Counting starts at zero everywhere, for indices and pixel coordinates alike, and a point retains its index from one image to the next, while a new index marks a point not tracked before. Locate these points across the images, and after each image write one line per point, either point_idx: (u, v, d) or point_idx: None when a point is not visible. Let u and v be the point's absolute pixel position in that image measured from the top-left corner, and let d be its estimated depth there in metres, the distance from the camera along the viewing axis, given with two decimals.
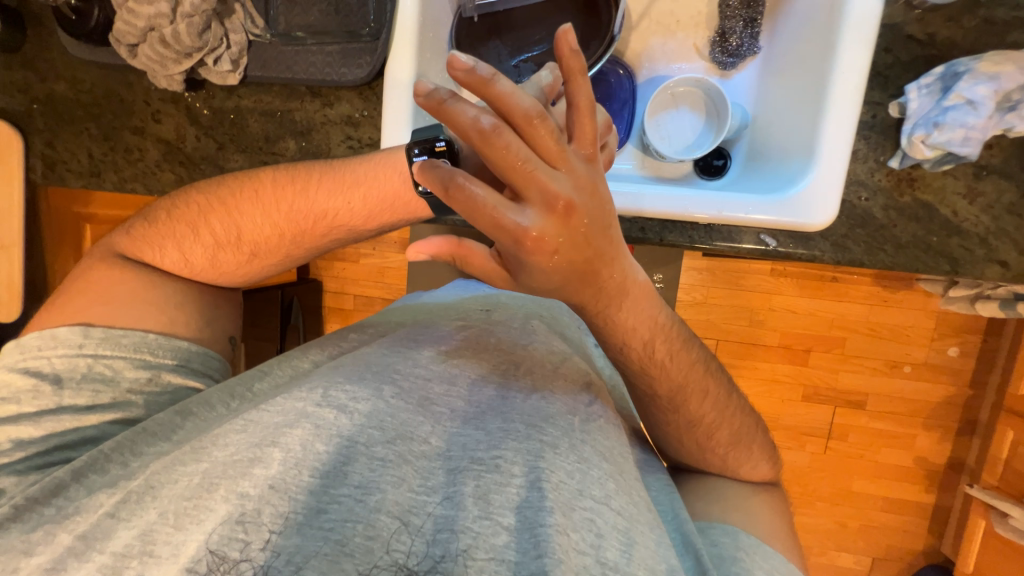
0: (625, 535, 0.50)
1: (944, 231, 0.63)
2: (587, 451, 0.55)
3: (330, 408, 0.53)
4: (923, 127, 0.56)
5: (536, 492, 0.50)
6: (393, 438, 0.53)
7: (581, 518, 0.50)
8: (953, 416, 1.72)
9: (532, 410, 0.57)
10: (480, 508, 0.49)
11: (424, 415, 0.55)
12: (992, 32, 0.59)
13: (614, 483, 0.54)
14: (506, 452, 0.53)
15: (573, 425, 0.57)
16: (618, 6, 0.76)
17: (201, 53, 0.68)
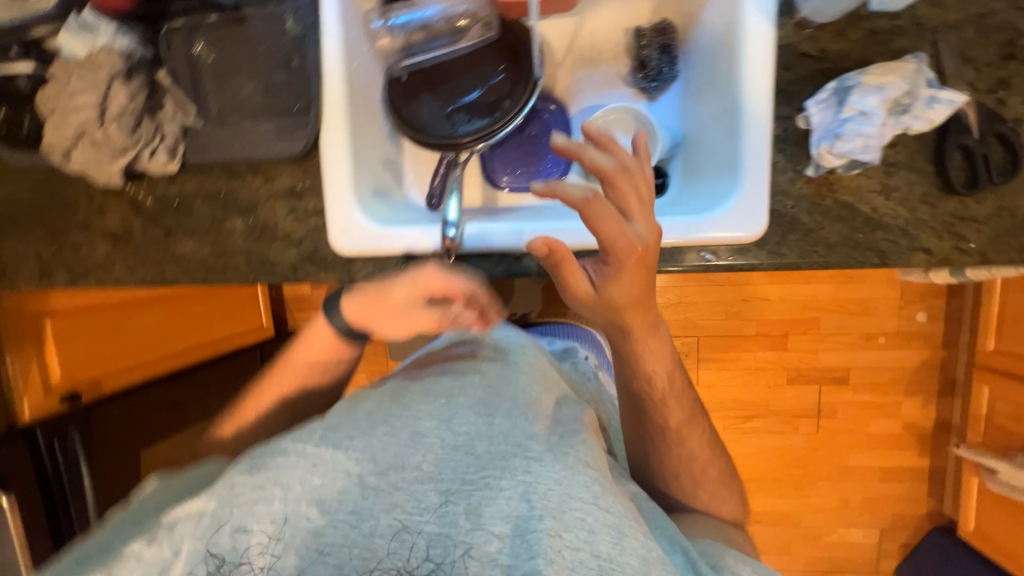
0: (616, 527, 0.52)
1: (868, 227, 0.67)
2: (571, 458, 0.56)
3: (328, 447, 0.54)
4: (827, 139, 0.59)
5: (524, 502, 0.52)
6: (386, 469, 0.53)
7: (573, 518, 0.51)
8: (933, 379, 1.77)
9: (519, 431, 0.57)
10: (472, 521, 0.51)
11: (412, 446, 0.56)
12: (876, 41, 0.64)
13: (600, 486, 0.54)
14: (493, 472, 0.54)
15: (558, 440, 0.58)
16: (537, 50, 0.80)
17: (135, 149, 0.69)
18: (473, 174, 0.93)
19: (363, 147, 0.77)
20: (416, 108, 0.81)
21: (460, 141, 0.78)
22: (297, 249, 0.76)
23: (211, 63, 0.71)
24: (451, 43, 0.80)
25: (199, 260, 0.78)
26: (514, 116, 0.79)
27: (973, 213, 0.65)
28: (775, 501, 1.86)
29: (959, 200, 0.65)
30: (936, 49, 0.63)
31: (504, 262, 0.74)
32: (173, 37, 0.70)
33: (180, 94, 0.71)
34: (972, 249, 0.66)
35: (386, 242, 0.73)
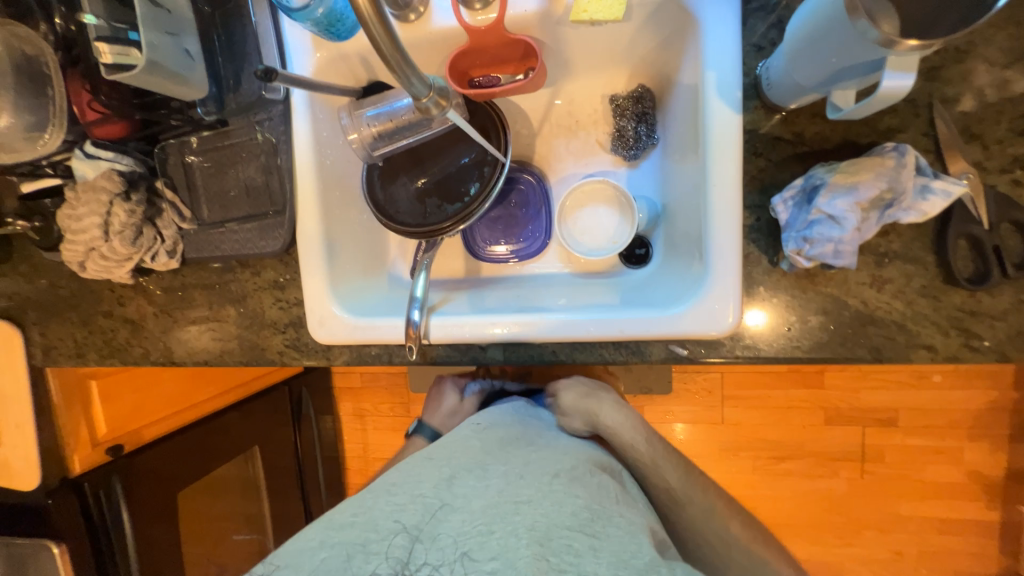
0: (600, 545, 0.60)
1: (858, 321, 0.60)
2: (557, 495, 0.65)
3: (340, 525, 0.64)
4: (794, 241, 0.54)
5: (513, 536, 0.60)
6: (386, 533, 0.62)
7: (560, 545, 0.59)
8: (1003, 422, 1.56)
9: (506, 484, 0.66)
10: (469, 563, 0.58)
11: (412, 509, 0.65)
12: (861, 120, 0.57)
13: (586, 514, 0.63)
14: (486, 519, 0.62)
15: (543, 486, 0.66)
16: (506, 131, 0.79)
17: (139, 255, 0.76)
18: (456, 246, 0.93)
19: (341, 238, 0.80)
20: (394, 193, 0.83)
21: (435, 227, 0.79)
22: (282, 336, 0.81)
23: (203, 167, 0.77)
24: (427, 126, 0.78)
25: (201, 345, 0.85)
26: (486, 198, 0.79)
27: (985, 308, 0.57)
28: (815, 549, 1.72)
29: (967, 293, 0.57)
30: (934, 127, 0.56)
31: (471, 351, 0.75)
32: (169, 150, 0.76)
33: (176, 199, 0.77)
34: (986, 346, 0.58)
35: (359, 334, 0.75)
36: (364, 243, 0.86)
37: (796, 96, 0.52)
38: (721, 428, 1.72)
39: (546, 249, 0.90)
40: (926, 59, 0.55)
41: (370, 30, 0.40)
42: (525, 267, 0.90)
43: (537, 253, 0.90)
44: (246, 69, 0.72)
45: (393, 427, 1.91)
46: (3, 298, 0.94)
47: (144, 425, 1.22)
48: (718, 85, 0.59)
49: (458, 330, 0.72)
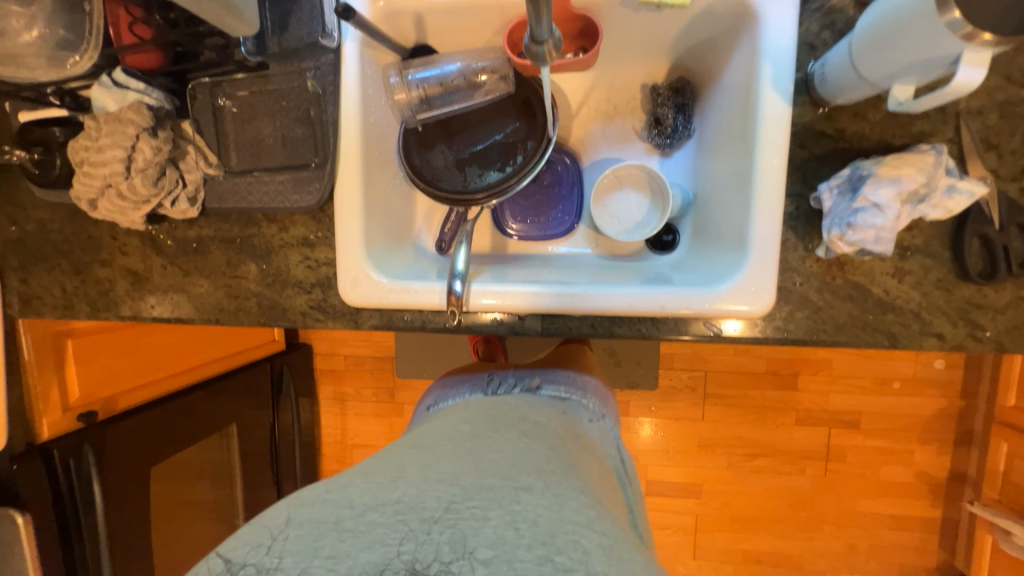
0: (613, 551, 0.46)
1: (879, 309, 0.66)
2: (561, 488, 0.52)
3: (309, 505, 0.51)
4: (839, 227, 0.58)
5: (512, 528, 0.47)
6: (364, 509, 0.49)
7: (567, 540, 0.46)
8: (949, 428, 1.71)
9: (503, 470, 0.53)
10: (457, 551, 0.45)
11: (396, 486, 0.51)
12: (897, 123, 0.62)
13: (594, 511, 0.50)
14: (480, 501, 0.49)
15: (547, 480, 0.53)
16: (552, 106, 0.80)
17: (157, 198, 0.71)
18: (484, 220, 0.93)
19: (376, 200, 0.78)
20: (431, 159, 0.82)
21: (473, 196, 0.79)
22: (307, 296, 0.77)
23: (235, 113, 0.73)
24: (470, 96, 0.79)
25: (213, 302, 0.80)
26: (527, 172, 0.79)
27: (990, 301, 0.63)
28: (779, 542, 1.82)
29: (975, 287, 0.63)
30: (958, 134, 0.62)
31: (507, 321, 0.75)
32: (201, 88, 0.72)
33: (203, 144, 0.73)
34: (987, 337, 0.64)
35: (393, 298, 0.74)
36: (393, 211, 0.83)
37: (855, 89, 0.56)
38: (701, 425, 1.79)
39: (574, 230, 0.92)
40: None
41: None
42: (553, 247, 0.91)
43: (565, 233, 0.91)
44: (295, 13, 0.70)
45: (376, 413, 1.85)
46: None
47: (118, 393, 1.14)
48: (772, 79, 0.63)
49: (496, 294, 0.72)
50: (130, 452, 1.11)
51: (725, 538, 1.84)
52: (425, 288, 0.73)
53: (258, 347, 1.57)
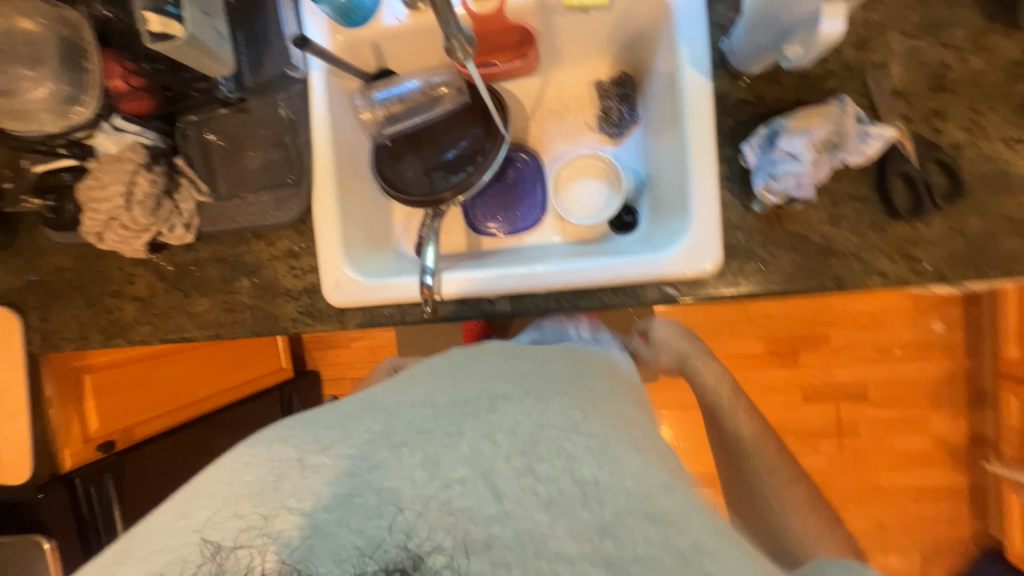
0: (601, 451, 0.47)
1: (822, 255, 0.70)
2: (540, 396, 0.53)
3: (270, 447, 0.49)
4: (764, 179, 0.63)
5: (489, 442, 0.46)
6: (325, 445, 0.48)
7: (549, 448, 0.46)
8: (959, 390, 1.69)
9: (479, 391, 0.53)
10: (429, 472, 0.44)
11: (361, 418, 0.51)
12: (809, 84, 0.68)
13: (580, 417, 0.51)
14: (454, 419, 0.49)
15: (526, 395, 0.53)
16: (505, 110, 0.88)
17: (156, 226, 0.79)
18: (457, 222, 0.99)
19: (352, 209, 0.86)
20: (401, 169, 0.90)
21: (441, 196, 0.87)
22: (296, 303, 0.84)
23: (220, 146, 0.82)
24: (430, 108, 0.88)
25: (212, 318, 0.87)
26: (487, 170, 0.87)
27: (924, 236, 0.67)
28: None
29: (907, 224, 0.67)
30: (867, 87, 0.67)
31: (479, 306, 0.80)
32: (190, 127, 0.81)
33: (194, 176, 0.81)
34: (928, 269, 0.67)
35: (373, 294, 0.80)
36: (369, 219, 0.90)
37: (755, 60, 0.61)
38: None
39: (542, 222, 0.98)
40: (855, 32, 0.68)
41: None
42: (524, 239, 0.97)
43: (534, 226, 0.97)
44: (267, 53, 0.80)
45: None
46: (3, 284, 0.94)
47: (134, 423, 1.20)
48: (689, 57, 0.70)
49: (467, 281, 0.78)
50: (147, 478, 1.16)
51: None
52: (401, 285, 0.79)
53: (267, 375, 1.60)
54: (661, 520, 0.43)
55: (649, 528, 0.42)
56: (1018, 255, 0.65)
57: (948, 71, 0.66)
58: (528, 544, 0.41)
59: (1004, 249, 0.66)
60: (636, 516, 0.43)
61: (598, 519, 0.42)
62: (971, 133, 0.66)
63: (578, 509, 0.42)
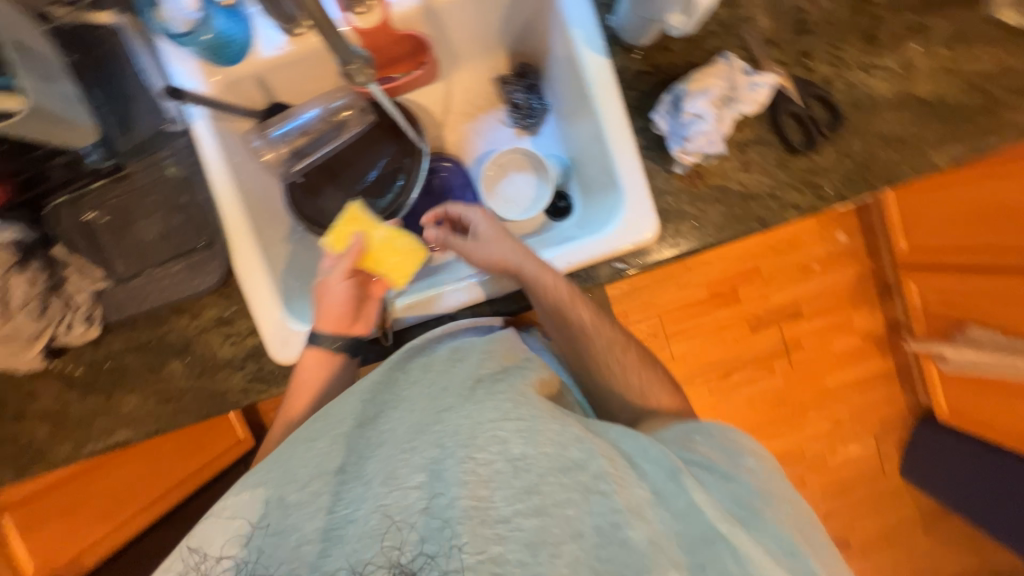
0: (528, 429, 0.54)
1: (743, 200, 0.75)
2: (484, 398, 0.58)
3: (265, 489, 0.54)
4: (678, 143, 0.68)
5: (436, 446, 0.53)
6: (315, 477, 0.55)
7: (490, 437, 0.53)
8: (870, 288, 1.92)
9: (433, 409, 0.58)
10: (390, 485, 0.51)
11: (336, 441, 0.58)
12: (695, 46, 0.73)
13: (511, 404, 0.57)
14: (413, 437, 0.55)
15: (467, 401, 0.58)
16: (417, 121, 0.85)
17: (50, 328, 0.69)
18: None
19: (277, 258, 0.79)
20: (323, 205, 0.86)
21: None
22: (242, 372, 0.77)
23: (107, 221, 0.73)
24: (338, 135, 0.85)
25: (146, 413, 0.77)
26: (415, 188, 0.85)
27: (820, 165, 0.75)
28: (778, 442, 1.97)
29: (805, 157, 0.74)
30: (744, 41, 0.73)
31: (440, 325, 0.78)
32: (64, 208, 0.72)
33: (81, 262, 0.71)
34: (830, 194, 0.75)
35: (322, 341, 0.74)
36: (300, 265, 0.84)
37: (643, 30, 0.68)
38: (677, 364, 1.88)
39: None
40: None
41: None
42: None
43: None
44: (133, 107, 0.71)
45: None
46: None
47: None
48: (585, 39, 0.72)
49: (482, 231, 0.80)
50: None
51: None
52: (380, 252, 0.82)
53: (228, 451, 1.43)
54: (574, 470, 0.52)
55: (567, 482, 0.51)
56: (896, 164, 0.75)
57: (805, 16, 0.74)
58: (471, 517, 0.48)
59: (882, 164, 0.75)
60: (559, 477, 0.51)
61: (526, 483, 0.50)
62: (833, 68, 0.74)
63: (510, 481, 0.50)
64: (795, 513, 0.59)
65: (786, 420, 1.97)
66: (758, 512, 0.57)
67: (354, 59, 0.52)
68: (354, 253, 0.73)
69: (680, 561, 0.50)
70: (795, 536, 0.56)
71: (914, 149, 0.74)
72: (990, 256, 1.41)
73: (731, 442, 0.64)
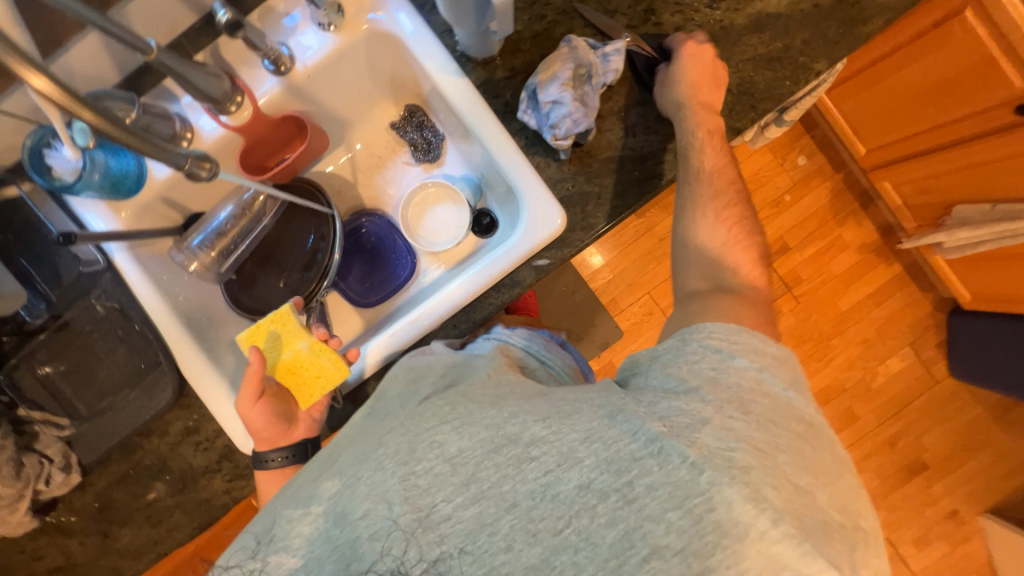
0: (464, 421, 0.54)
1: (638, 163, 0.75)
2: (426, 408, 0.57)
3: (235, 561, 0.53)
4: (549, 132, 0.70)
5: (379, 470, 0.52)
6: (276, 534, 0.53)
7: (430, 444, 0.53)
8: (850, 198, 1.86)
9: (374, 430, 0.57)
10: (347, 523, 0.51)
11: (293, 485, 0.56)
12: (543, 38, 0.75)
13: (449, 407, 0.56)
14: (355, 464, 0.54)
15: (406, 415, 0.57)
16: (324, 191, 0.89)
17: (30, 487, 0.72)
18: (345, 307, 0.98)
19: (224, 358, 0.82)
20: (262, 291, 0.89)
21: (307, 295, 0.87)
22: (221, 474, 0.78)
23: (62, 370, 0.77)
24: (259, 223, 0.88)
25: (145, 540, 0.78)
26: (335, 248, 0.87)
27: None
28: (812, 380, 1.89)
29: None
30: (587, 19, 0.75)
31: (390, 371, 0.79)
32: (17, 371, 0.75)
33: (46, 415, 0.75)
34: None
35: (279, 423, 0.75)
36: None
37: (485, 43, 0.71)
38: None
39: (418, 262, 0.98)
40: None
41: (127, 142, 0.50)
42: (411, 289, 0.97)
43: (413, 270, 0.97)
44: (59, 259, 0.76)
45: None
46: None
47: None
48: (439, 66, 0.75)
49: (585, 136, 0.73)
50: None
51: None
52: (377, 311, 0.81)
53: None
54: (508, 446, 0.51)
55: (500, 460, 0.51)
56: (772, 82, 0.75)
57: None
58: (417, 529, 0.48)
59: (761, 87, 0.75)
60: (493, 458, 0.51)
61: (465, 477, 0.50)
62: (682, 15, 0.76)
63: (451, 480, 0.50)
64: (765, 407, 0.53)
65: (812, 356, 1.89)
66: (707, 418, 0.50)
67: (189, 159, 0.58)
68: (256, 375, 0.70)
69: (609, 489, 0.48)
70: (742, 437, 0.49)
71: (785, 62, 0.75)
72: (943, 135, 1.38)
73: (722, 342, 0.58)
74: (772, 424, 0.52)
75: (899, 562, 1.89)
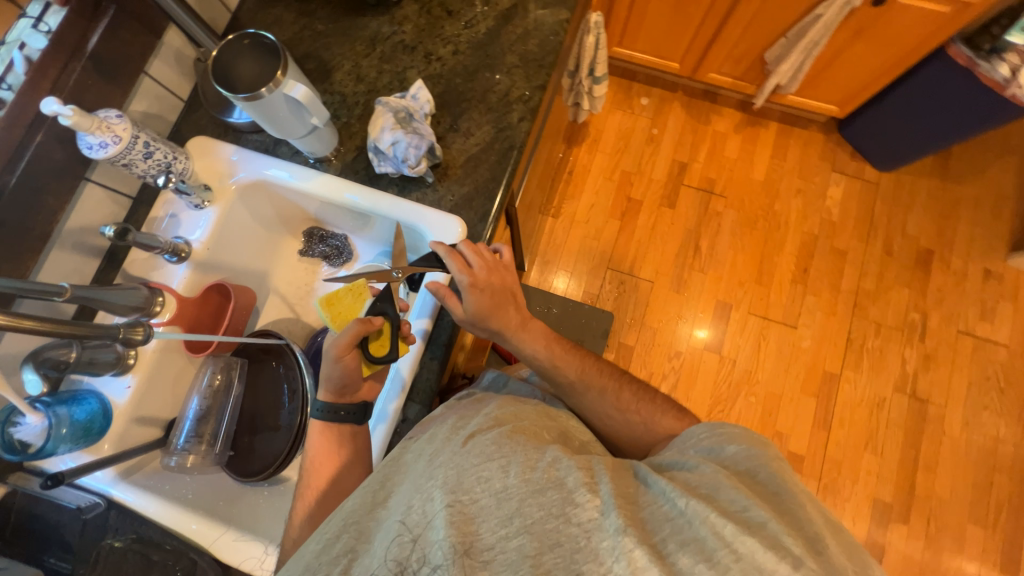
0: (512, 462, 0.56)
1: (489, 151, 0.88)
2: (481, 447, 0.58)
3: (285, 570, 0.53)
4: (404, 168, 0.83)
5: (431, 500, 0.53)
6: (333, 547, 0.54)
7: (480, 477, 0.54)
8: (700, 103, 2.10)
9: (421, 474, 0.57)
10: (394, 546, 0.50)
11: (345, 510, 0.58)
12: (367, 115, 0.91)
13: (495, 444, 0.58)
14: (405, 497, 0.55)
15: (453, 453, 0.58)
16: (270, 333, 0.93)
17: None
18: None
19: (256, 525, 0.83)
20: (262, 450, 0.89)
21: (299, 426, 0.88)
22: None
23: None
24: (229, 396, 0.91)
25: None
26: (303, 373, 0.91)
27: (505, 89, 0.91)
28: (785, 247, 1.96)
29: (494, 94, 0.91)
30: (388, 85, 0.92)
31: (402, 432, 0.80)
32: None
33: None
34: (529, 95, 0.91)
35: None
36: (277, 513, 0.85)
37: (321, 140, 0.84)
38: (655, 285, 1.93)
39: None
40: (350, 77, 0.93)
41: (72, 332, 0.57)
42: None
43: None
44: (62, 525, 0.77)
45: None
46: None
47: None
48: (296, 176, 0.88)
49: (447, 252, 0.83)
50: None
51: (776, 293, 1.92)
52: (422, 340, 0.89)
53: None
54: (554, 488, 0.53)
55: (546, 500, 0.52)
56: (542, 46, 0.93)
57: (405, 39, 0.95)
58: (460, 554, 0.48)
59: (537, 53, 0.93)
60: (538, 500, 0.52)
61: (511, 512, 0.51)
62: (451, 44, 0.94)
63: (496, 513, 0.51)
64: (766, 477, 0.59)
65: (770, 228, 1.98)
66: (721, 482, 0.56)
67: (121, 330, 0.65)
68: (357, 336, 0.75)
69: (650, 545, 0.49)
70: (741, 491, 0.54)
71: (542, 29, 0.94)
72: (713, 19, 1.65)
73: (713, 438, 0.66)
74: (771, 492, 0.57)
75: (986, 345, 1.84)
